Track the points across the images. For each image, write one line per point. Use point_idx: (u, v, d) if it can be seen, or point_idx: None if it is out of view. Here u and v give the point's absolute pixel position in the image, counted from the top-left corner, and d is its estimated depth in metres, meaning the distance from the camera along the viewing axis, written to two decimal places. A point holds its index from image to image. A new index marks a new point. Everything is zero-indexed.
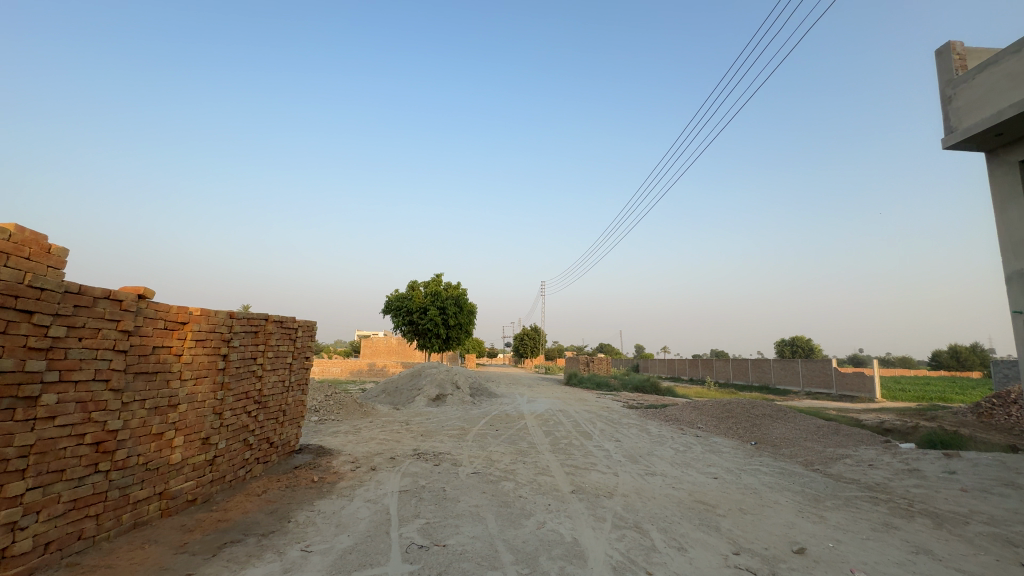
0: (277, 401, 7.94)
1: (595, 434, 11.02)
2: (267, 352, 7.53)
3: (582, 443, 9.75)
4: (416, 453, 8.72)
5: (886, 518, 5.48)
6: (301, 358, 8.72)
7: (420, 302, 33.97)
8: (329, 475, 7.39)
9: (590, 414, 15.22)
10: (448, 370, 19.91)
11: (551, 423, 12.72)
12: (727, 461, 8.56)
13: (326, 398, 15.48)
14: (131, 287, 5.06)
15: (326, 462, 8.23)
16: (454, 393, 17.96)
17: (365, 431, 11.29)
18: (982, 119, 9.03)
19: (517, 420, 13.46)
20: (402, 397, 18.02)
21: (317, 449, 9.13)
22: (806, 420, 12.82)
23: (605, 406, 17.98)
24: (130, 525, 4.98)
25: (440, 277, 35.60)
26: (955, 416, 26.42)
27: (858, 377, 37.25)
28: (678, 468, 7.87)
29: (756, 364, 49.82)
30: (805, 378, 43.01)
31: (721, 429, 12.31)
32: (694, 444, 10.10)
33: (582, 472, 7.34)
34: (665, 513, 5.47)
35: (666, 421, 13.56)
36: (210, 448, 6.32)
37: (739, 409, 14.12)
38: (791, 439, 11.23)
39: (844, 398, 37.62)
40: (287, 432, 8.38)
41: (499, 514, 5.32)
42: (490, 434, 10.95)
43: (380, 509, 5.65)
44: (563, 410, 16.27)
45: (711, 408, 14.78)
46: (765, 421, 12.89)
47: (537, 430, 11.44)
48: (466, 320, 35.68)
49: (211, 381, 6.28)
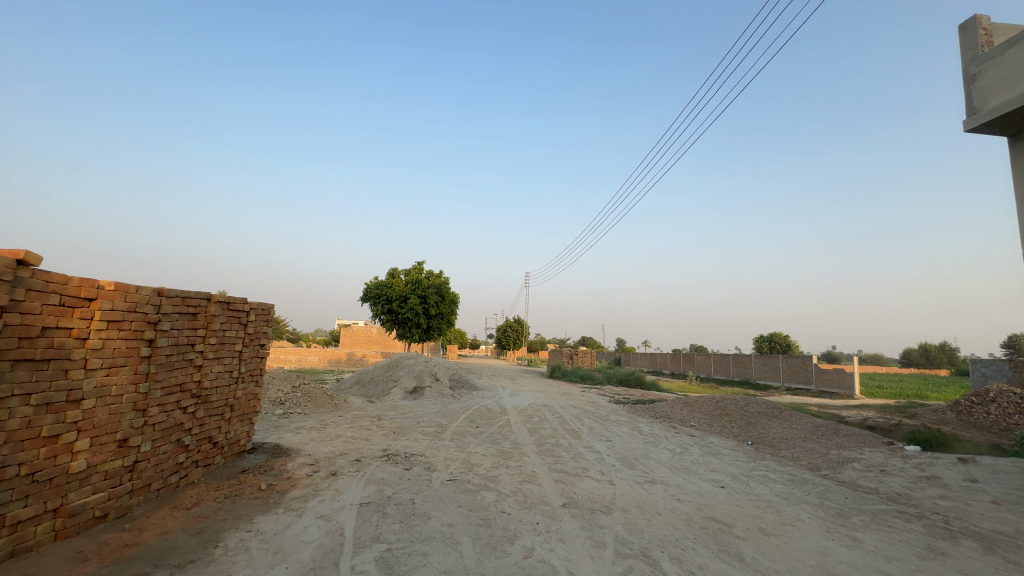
0: (223, 394, 6.86)
1: (584, 433, 10.14)
2: (211, 339, 6.45)
3: (571, 444, 8.84)
4: (385, 455, 7.71)
5: (928, 542, 4.71)
6: (255, 345, 7.63)
7: (400, 290, 32.73)
8: (280, 481, 6.35)
9: (577, 410, 14.37)
10: (427, 361, 18.86)
11: (536, 419, 11.83)
12: (730, 465, 7.78)
13: (293, 388, 14.30)
14: (9, 251, 3.94)
15: (280, 464, 7.17)
16: (433, 386, 16.94)
17: (332, 427, 10.20)
18: (1011, 97, 8.31)
19: (499, 415, 12.51)
20: (377, 390, 16.92)
21: (273, 449, 8.05)
22: (802, 419, 12.19)
23: (591, 401, 17.17)
24: (6, 554, 3.89)
25: (422, 264, 34.39)
26: (935, 414, 26.45)
27: (839, 374, 37.33)
28: (679, 474, 7.03)
29: (738, 359, 49.82)
30: (786, 374, 43.07)
31: (715, 428, 11.59)
32: (692, 445, 9.30)
33: (573, 480, 6.45)
34: (675, 535, 4.60)
35: (657, 419, 12.79)
36: (130, 451, 5.24)
37: (732, 406, 13.43)
38: (790, 440, 10.55)
39: (824, 394, 37.68)
40: (236, 430, 7.30)
41: (477, 538, 4.38)
42: (470, 432, 9.97)
43: (332, 529, 4.65)
44: (548, 404, 15.42)
45: (703, 405, 14.06)
46: (760, 419, 12.23)
47: (520, 428, 10.52)
48: (448, 310, 34.60)
49: (130, 371, 5.19)
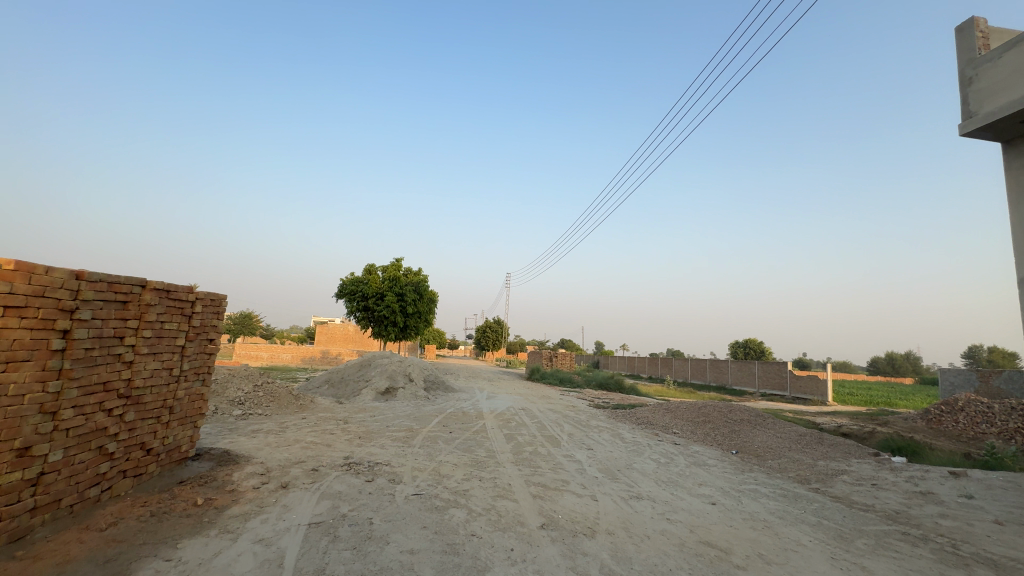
0: (160, 393, 6.06)
1: (564, 440, 9.56)
2: (145, 332, 5.65)
3: (550, 453, 8.25)
4: (346, 464, 6.98)
5: (942, 572, 4.27)
6: (201, 339, 6.83)
7: (377, 287, 31.75)
8: (222, 495, 5.58)
9: (556, 414, 13.82)
10: (401, 361, 18.06)
11: (513, 424, 11.22)
12: (718, 478, 7.30)
13: (255, 387, 13.38)
14: None
15: (224, 474, 6.38)
16: (407, 386, 16.16)
17: (292, 431, 9.39)
18: (1009, 100, 8.08)
19: (474, 419, 11.85)
20: (347, 390, 16.06)
21: (220, 456, 7.23)
22: (786, 427, 11.88)
23: (571, 405, 16.65)
24: None
25: (400, 261, 33.46)
26: (905, 422, 26.81)
27: (812, 381, 37.80)
28: (666, 488, 6.50)
29: (714, 364, 50.19)
30: (761, 380, 43.48)
31: (699, 436, 11.16)
32: (677, 456, 8.81)
33: (552, 495, 5.85)
34: (668, 564, 4.05)
35: (639, 425, 12.32)
36: (34, 462, 4.43)
37: (714, 412, 13.07)
38: (775, 450, 10.20)
39: (797, 401, 38.11)
40: (176, 435, 6.49)
41: (441, 570, 3.73)
42: (442, 438, 9.29)
43: (270, 558, 3.94)
44: (526, 408, 14.84)
45: (685, 411, 13.65)
46: (744, 427, 11.86)
47: (497, 434, 9.89)
48: (425, 309, 33.74)
49: (36, 367, 4.40)
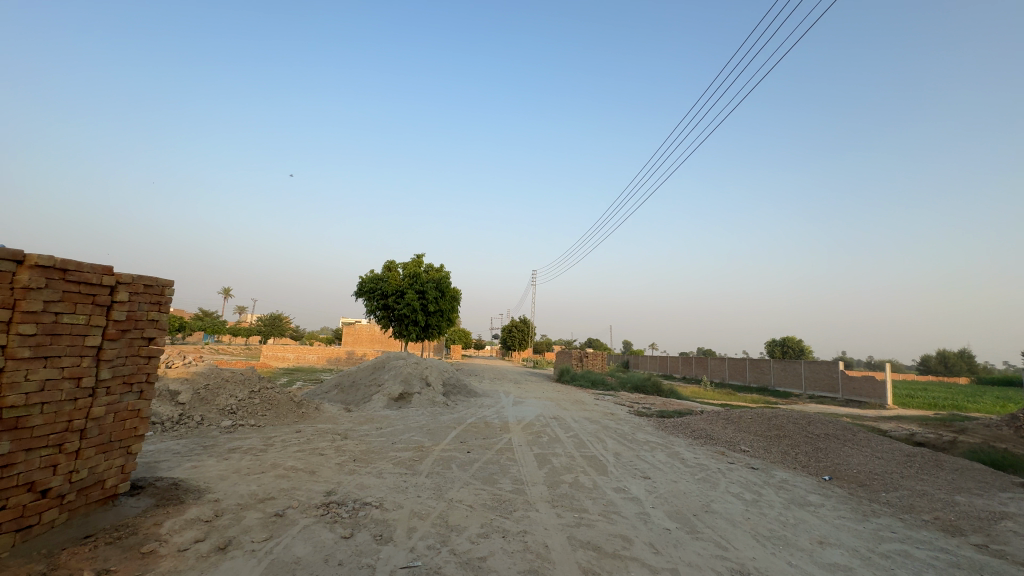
0: (59, 412, 4.36)
1: (612, 465, 7.50)
2: (22, 327, 3.97)
3: (596, 486, 6.24)
4: (324, 506, 5.17)
5: None
6: (130, 337, 5.14)
7: (396, 285, 30.27)
8: (127, 564, 3.83)
9: (594, 425, 11.74)
10: (418, 363, 16.30)
11: (544, 441, 9.24)
12: (841, 530, 5.16)
13: (251, 393, 11.86)
14: None
15: (153, 522, 4.64)
16: (423, 392, 14.40)
17: (276, 450, 7.68)
18: None
19: (498, 433, 9.94)
20: (357, 396, 14.42)
21: (164, 491, 5.51)
22: (886, 446, 9.50)
23: (609, 413, 14.52)
24: None
25: (420, 258, 31.81)
26: (987, 429, 23.42)
27: (868, 383, 34.25)
28: (778, 554, 4.40)
29: (755, 364, 46.94)
30: (809, 381, 40.10)
31: (779, 458, 8.92)
32: (765, 489, 6.65)
33: (612, 570, 3.85)
34: None
35: (697, 440, 10.13)
36: None
37: (789, 425, 10.75)
38: (885, 478, 7.92)
39: (851, 404, 34.65)
40: (95, 467, 4.80)
41: None
42: (457, 461, 7.38)
43: None
44: (558, 417, 12.87)
45: (750, 422, 11.37)
46: (832, 445, 9.53)
47: (526, 455, 7.96)
48: (447, 307, 32.02)
49: None
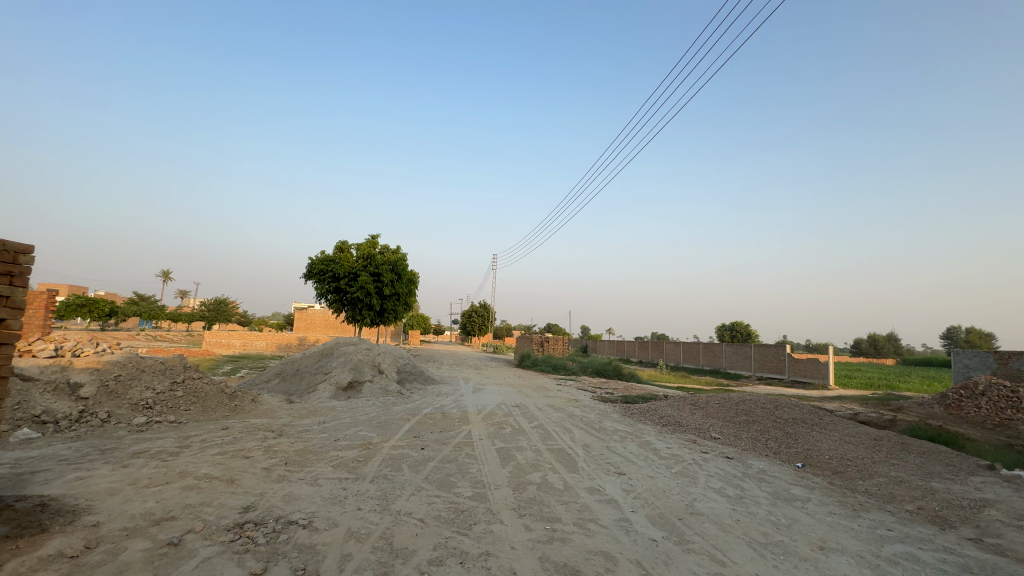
0: None
1: (583, 460, 6.79)
2: None
3: (568, 487, 5.48)
4: (237, 529, 4.14)
5: None
6: None
7: (349, 266, 28.57)
8: None
9: (559, 414, 11.07)
10: (371, 349, 15.13)
11: (507, 433, 8.44)
12: (837, 530, 4.64)
13: (174, 385, 10.42)
14: None
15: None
16: (375, 380, 13.29)
17: (191, 454, 6.49)
18: None
19: (456, 425, 9.08)
20: (301, 385, 13.14)
21: (25, 515, 4.28)
22: (853, 430, 9.32)
23: (572, 399, 13.96)
24: None
25: (376, 238, 30.18)
26: (921, 407, 24.56)
27: (813, 364, 35.71)
28: (781, 567, 3.79)
29: (708, 347, 48.25)
30: (758, 363, 41.54)
31: (753, 446, 8.52)
32: (746, 482, 6.14)
33: None
34: None
35: (668, 428, 9.63)
36: None
37: (757, 409, 10.46)
38: (859, 464, 7.65)
39: (797, 385, 36.11)
40: None
41: None
42: (408, 461, 6.44)
43: None
44: (521, 405, 12.12)
45: (718, 408, 11.03)
46: (802, 430, 9.26)
47: (487, 450, 7.13)
48: (404, 290, 30.68)
49: None
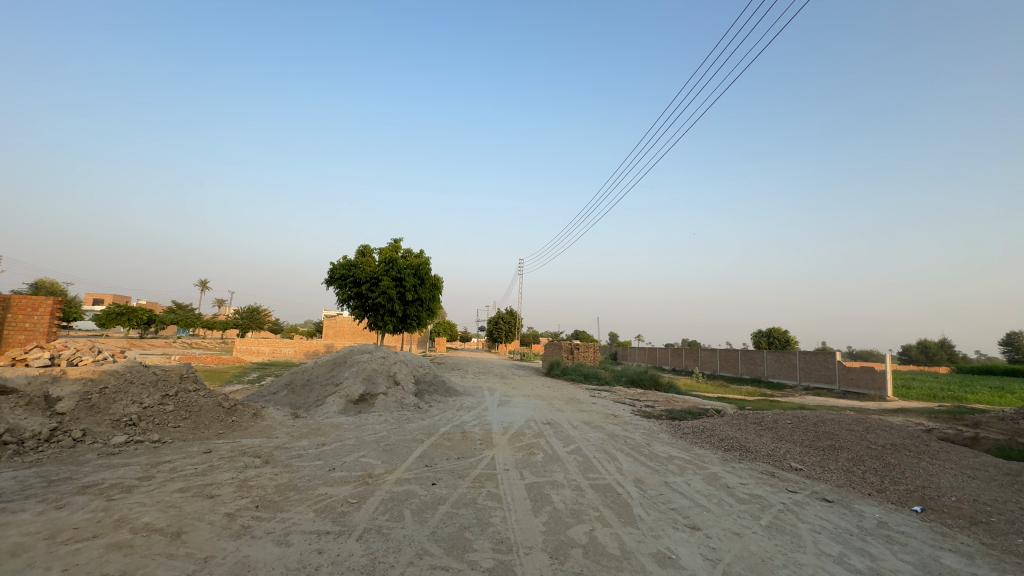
0: None
1: (638, 505, 5.20)
2: None
3: (626, 554, 3.90)
4: None
5: None
6: None
7: (371, 271, 27.71)
8: None
9: (598, 433, 9.46)
10: (387, 358, 13.88)
11: (537, 461, 6.92)
12: None
13: (166, 398, 9.37)
14: None
15: None
16: (389, 393, 11.96)
17: (148, 490, 5.22)
18: None
19: (476, 448, 7.63)
20: (310, 398, 11.95)
21: None
22: (976, 462, 7.34)
23: (609, 415, 12.30)
24: None
25: (398, 242, 29.32)
26: (1003, 423, 21.58)
27: (868, 372, 32.66)
28: None
29: (748, 355, 45.35)
30: (804, 372, 38.49)
31: (852, 484, 6.70)
32: (874, 546, 4.41)
33: None
34: None
35: (735, 456, 7.88)
36: None
37: (843, 433, 8.57)
38: (1004, 510, 5.78)
39: (850, 396, 33.04)
40: None
41: None
42: (414, 504, 5.01)
43: None
44: (552, 422, 10.57)
45: (791, 430, 9.17)
46: (910, 462, 7.34)
47: (514, 488, 5.62)
48: (427, 295, 29.61)
49: None
